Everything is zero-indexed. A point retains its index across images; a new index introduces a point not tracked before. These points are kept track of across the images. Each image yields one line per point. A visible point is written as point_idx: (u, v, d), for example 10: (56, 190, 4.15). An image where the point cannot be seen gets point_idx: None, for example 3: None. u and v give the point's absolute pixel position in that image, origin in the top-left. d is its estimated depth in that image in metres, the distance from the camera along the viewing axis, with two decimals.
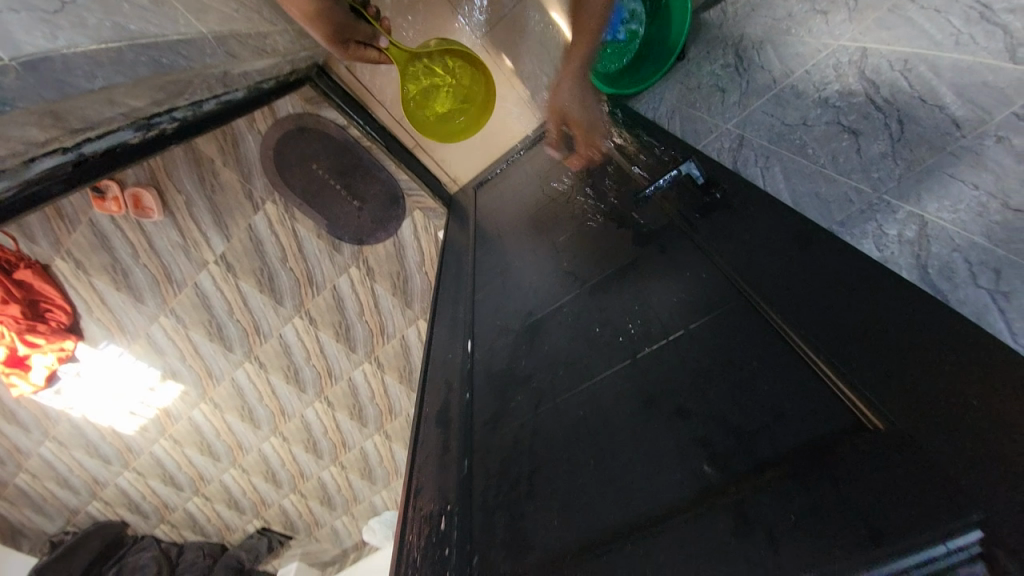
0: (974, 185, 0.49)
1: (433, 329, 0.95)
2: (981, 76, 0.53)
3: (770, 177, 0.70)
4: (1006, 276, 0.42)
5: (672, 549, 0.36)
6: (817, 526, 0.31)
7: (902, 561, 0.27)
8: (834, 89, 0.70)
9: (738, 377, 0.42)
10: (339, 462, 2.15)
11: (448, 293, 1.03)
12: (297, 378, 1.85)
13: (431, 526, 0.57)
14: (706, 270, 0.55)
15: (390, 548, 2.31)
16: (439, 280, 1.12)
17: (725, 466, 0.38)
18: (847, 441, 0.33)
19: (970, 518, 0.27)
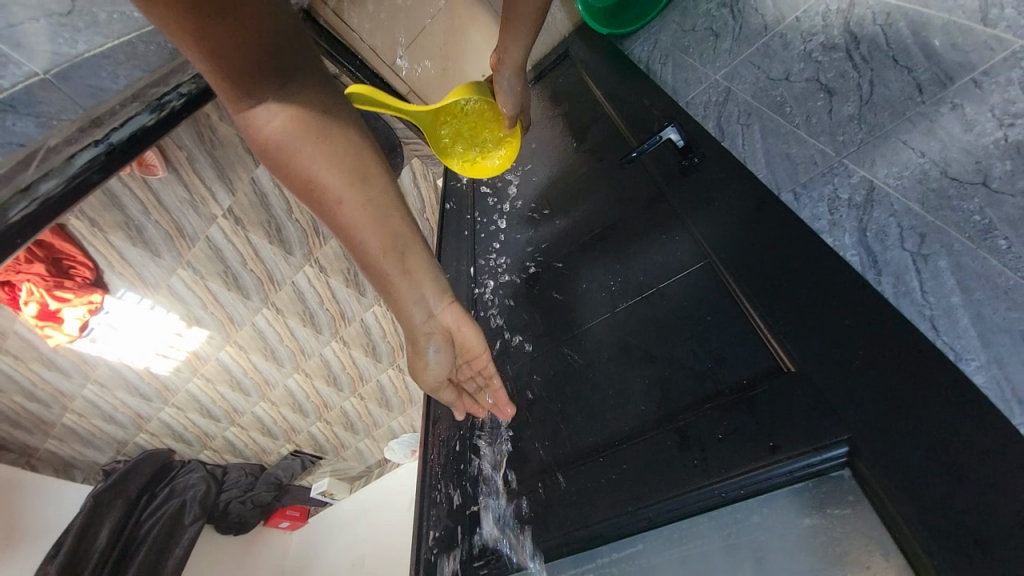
0: (921, 152, 0.54)
1: None
2: (951, 39, 0.57)
3: (746, 139, 0.74)
4: (928, 241, 0.49)
5: (633, 460, 0.48)
6: (734, 440, 0.41)
7: (789, 464, 0.38)
8: (819, 41, 0.73)
9: (695, 329, 0.51)
10: (359, 394, 2.36)
11: (451, 245, 1.09)
12: (313, 321, 1.97)
13: (446, 448, 0.70)
14: (680, 233, 0.62)
15: (409, 462, 2.61)
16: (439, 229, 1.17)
17: (679, 398, 0.48)
18: (768, 379, 0.43)
19: (840, 436, 0.36)
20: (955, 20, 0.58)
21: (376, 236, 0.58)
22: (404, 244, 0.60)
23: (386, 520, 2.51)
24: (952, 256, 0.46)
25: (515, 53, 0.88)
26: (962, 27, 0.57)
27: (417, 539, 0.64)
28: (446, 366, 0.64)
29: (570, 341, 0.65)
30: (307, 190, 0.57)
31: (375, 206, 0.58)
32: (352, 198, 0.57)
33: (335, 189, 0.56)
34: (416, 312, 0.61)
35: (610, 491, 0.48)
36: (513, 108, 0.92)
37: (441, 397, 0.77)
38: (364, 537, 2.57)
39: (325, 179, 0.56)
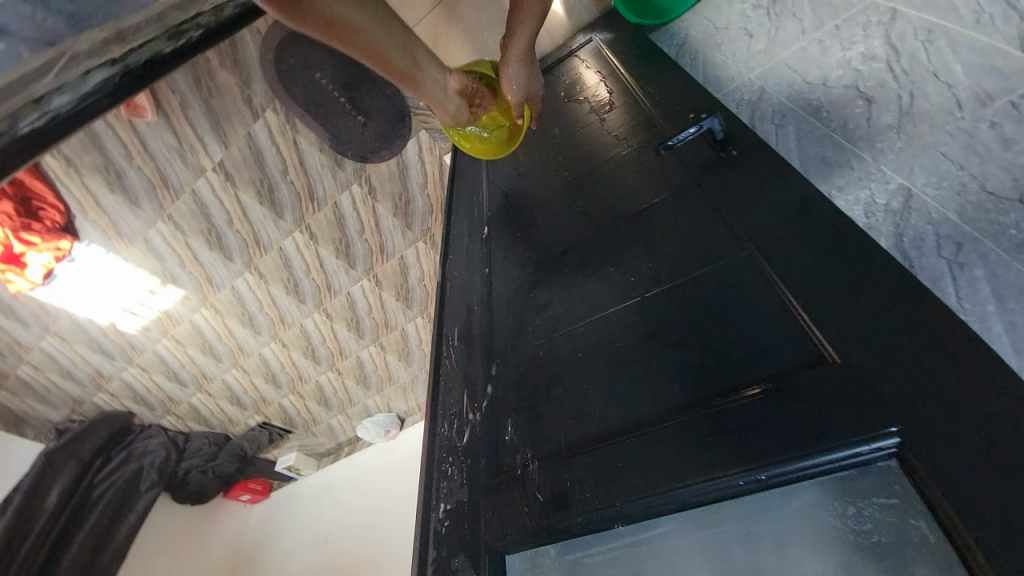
0: (960, 166, 0.55)
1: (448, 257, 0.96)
2: (993, 62, 0.56)
3: (782, 137, 0.75)
4: (965, 250, 0.49)
5: (670, 447, 0.47)
6: (777, 428, 0.42)
7: (834, 453, 0.38)
8: (858, 50, 0.73)
9: (733, 317, 0.51)
10: (336, 368, 2.30)
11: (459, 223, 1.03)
12: (297, 289, 1.91)
13: (456, 424, 0.68)
14: (715, 224, 0.61)
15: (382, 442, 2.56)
16: (450, 200, 1.12)
17: (715, 385, 0.48)
18: (813, 370, 0.43)
19: (890, 428, 0.37)
20: (995, 42, 0.57)
21: (386, 39, 0.75)
22: (392, 31, 0.76)
23: (355, 497, 2.47)
24: (988, 267, 0.47)
25: (518, 39, 0.90)
26: (1002, 51, 0.56)
27: (422, 508, 0.61)
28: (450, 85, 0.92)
29: (596, 323, 0.64)
30: (329, 25, 0.66)
31: (359, 6, 0.70)
32: (349, 14, 0.68)
33: (342, 13, 0.66)
34: (432, 93, 0.89)
35: (647, 474, 0.47)
36: (518, 97, 0.94)
37: (454, 370, 0.75)
38: (330, 512, 2.53)
39: (335, 10, 0.65)
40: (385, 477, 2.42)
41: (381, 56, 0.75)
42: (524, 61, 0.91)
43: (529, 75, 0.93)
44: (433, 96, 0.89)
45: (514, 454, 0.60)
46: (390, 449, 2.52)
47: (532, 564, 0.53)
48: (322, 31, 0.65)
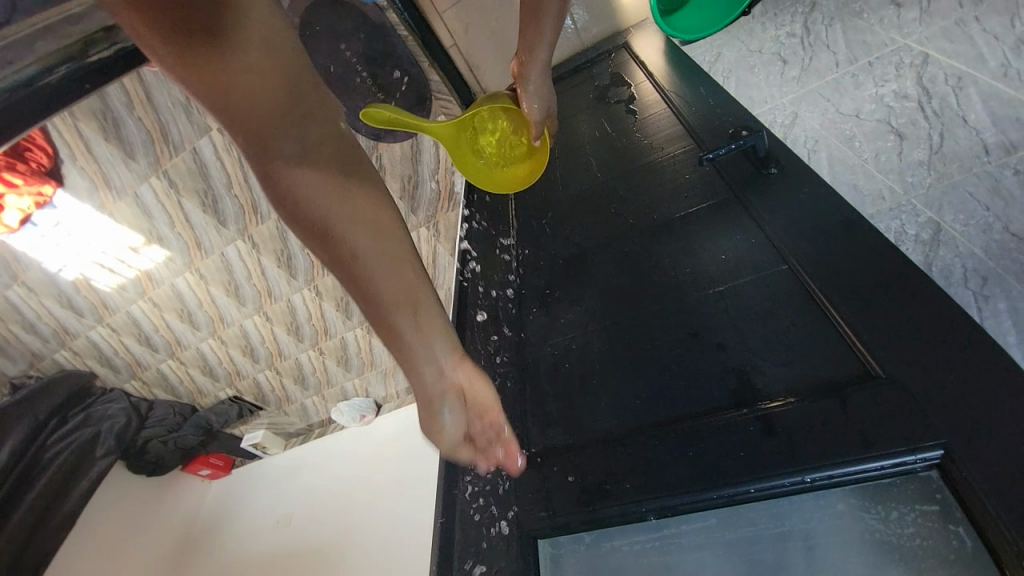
0: (986, 206, 0.59)
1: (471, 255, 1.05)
2: (1018, 113, 0.63)
3: (816, 160, 0.76)
4: (990, 283, 0.52)
5: (689, 450, 0.50)
6: (825, 433, 0.44)
7: (883, 459, 0.41)
8: (891, 88, 0.78)
9: (778, 325, 0.54)
10: (319, 348, 2.00)
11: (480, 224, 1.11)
12: (290, 264, 1.68)
13: None
14: (757, 236, 0.63)
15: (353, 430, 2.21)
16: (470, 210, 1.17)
17: (758, 389, 0.51)
18: (858, 382, 0.46)
19: (937, 440, 0.39)
20: (1019, 96, 0.65)
21: (380, 261, 0.50)
22: (395, 262, 0.51)
23: (302, 539, 1.92)
24: (1015, 302, 0.50)
25: (540, 55, 0.87)
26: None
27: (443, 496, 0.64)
28: (459, 425, 0.57)
29: (622, 327, 0.67)
30: (303, 214, 0.48)
31: (362, 213, 0.50)
32: (343, 219, 0.49)
33: (325, 211, 0.48)
34: (437, 379, 0.54)
35: (667, 471, 0.51)
36: (539, 116, 0.89)
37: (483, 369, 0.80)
38: (267, 551, 1.98)
39: (323, 208, 0.48)
40: (342, 511, 1.90)
41: (364, 288, 0.50)
42: (543, 76, 0.88)
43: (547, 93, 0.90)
44: (427, 391, 0.55)
45: (547, 440, 0.65)
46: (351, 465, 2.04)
47: (556, 550, 0.57)
48: (290, 219, 0.48)
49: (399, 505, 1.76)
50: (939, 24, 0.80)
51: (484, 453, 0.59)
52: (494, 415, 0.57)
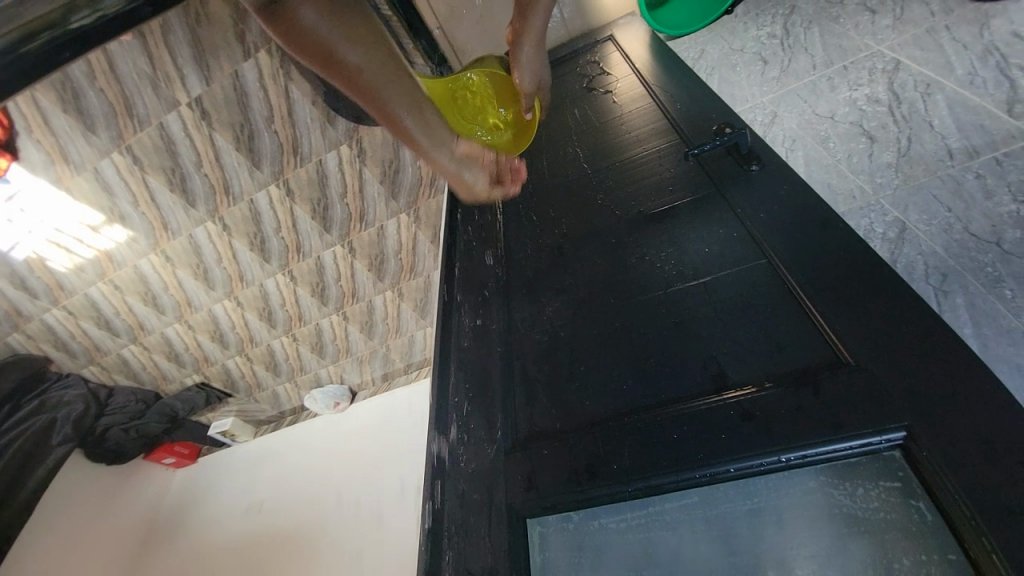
0: (948, 208, 0.63)
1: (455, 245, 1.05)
2: (981, 120, 0.68)
3: (794, 160, 0.80)
4: (948, 280, 0.56)
5: (672, 432, 0.53)
6: (799, 416, 0.47)
7: (852, 440, 0.44)
8: (864, 92, 0.82)
9: (757, 316, 0.57)
10: (292, 334, 1.96)
11: (464, 215, 1.11)
12: (262, 248, 1.63)
13: (470, 407, 0.73)
14: (739, 231, 0.66)
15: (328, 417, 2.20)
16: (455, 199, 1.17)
17: (737, 375, 0.54)
18: (829, 369, 0.49)
19: (901, 423, 0.43)
20: (983, 104, 0.69)
21: (384, 79, 0.61)
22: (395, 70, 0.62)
23: (270, 530, 1.88)
24: (970, 298, 0.54)
25: (534, 24, 0.89)
26: (988, 113, 0.68)
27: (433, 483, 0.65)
28: (479, 178, 0.80)
29: (608, 316, 0.69)
30: (319, 53, 0.55)
31: (365, 45, 0.58)
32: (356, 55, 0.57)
33: (336, 45, 0.55)
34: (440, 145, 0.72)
35: (651, 452, 0.53)
36: (531, 85, 0.94)
37: (470, 356, 0.81)
38: (234, 542, 1.93)
39: (338, 50, 0.56)
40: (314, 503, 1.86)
41: (380, 102, 0.63)
42: (536, 47, 0.91)
43: (539, 63, 0.94)
44: (446, 169, 0.76)
45: (535, 424, 0.66)
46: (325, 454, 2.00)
47: (542, 528, 0.58)
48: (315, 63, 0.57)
49: (372, 498, 1.73)
50: (910, 32, 0.84)
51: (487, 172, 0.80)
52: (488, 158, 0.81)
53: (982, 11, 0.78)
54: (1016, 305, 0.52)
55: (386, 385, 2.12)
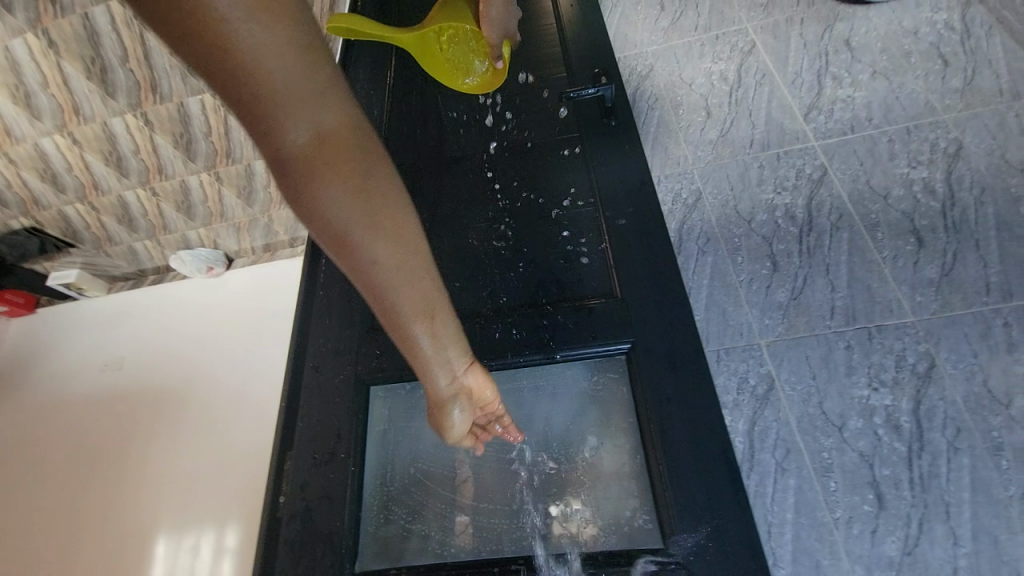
0: (731, 187, 0.80)
1: None
2: (785, 119, 0.84)
3: (647, 119, 0.92)
4: (708, 242, 0.77)
5: (491, 331, 0.70)
6: (573, 327, 0.68)
7: (599, 345, 0.66)
8: (719, 67, 0.94)
9: (573, 251, 0.74)
10: (151, 189, 1.45)
11: (358, 85, 1.04)
12: (104, 79, 1.13)
13: (333, 292, 0.79)
14: (585, 176, 0.79)
15: (197, 284, 1.77)
16: (345, 72, 1.06)
17: (547, 296, 0.72)
18: (603, 298, 0.69)
19: (627, 338, 0.65)
20: (792, 104, 0.85)
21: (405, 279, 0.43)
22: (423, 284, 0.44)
23: (134, 393, 1.64)
24: (714, 260, 0.75)
25: None
26: (792, 113, 0.84)
27: (293, 358, 0.74)
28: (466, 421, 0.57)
29: (468, 236, 0.80)
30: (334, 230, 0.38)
31: (382, 220, 0.39)
32: (371, 235, 0.39)
33: (360, 233, 0.39)
34: (440, 358, 0.50)
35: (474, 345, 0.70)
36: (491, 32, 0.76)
37: None
38: (90, 401, 1.64)
39: (343, 226, 0.38)
40: (141, 375, 1.66)
41: (394, 316, 0.44)
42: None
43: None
44: (441, 395, 0.53)
45: None
46: (187, 325, 1.73)
47: (389, 393, 0.71)
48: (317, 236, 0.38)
49: (269, 355, 1.63)
50: (774, 18, 0.95)
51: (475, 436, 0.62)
52: (492, 400, 0.57)
53: (835, 12, 0.92)
54: (740, 266, 0.73)
55: (269, 257, 1.79)
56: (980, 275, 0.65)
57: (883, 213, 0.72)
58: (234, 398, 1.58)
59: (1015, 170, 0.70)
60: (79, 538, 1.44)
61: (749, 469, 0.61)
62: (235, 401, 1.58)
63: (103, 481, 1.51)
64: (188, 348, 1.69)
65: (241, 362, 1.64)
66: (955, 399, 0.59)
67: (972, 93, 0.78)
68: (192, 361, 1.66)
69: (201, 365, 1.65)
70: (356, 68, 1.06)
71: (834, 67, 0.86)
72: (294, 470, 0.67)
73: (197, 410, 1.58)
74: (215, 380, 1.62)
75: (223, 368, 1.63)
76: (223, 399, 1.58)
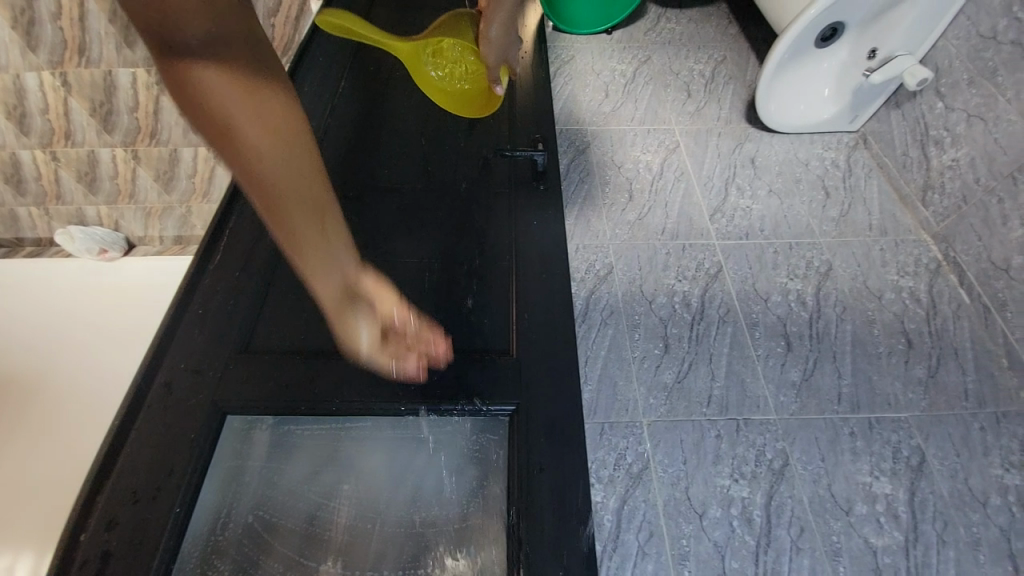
0: (640, 267, 0.85)
1: None
2: (693, 215, 0.92)
3: (575, 190, 0.96)
4: (611, 314, 0.80)
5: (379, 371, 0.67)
6: (463, 379, 0.66)
7: (485, 401, 0.65)
8: (647, 158, 1.02)
9: (479, 303, 0.74)
10: (50, 153, 1.34)
11: (302, 92, 1.01)
12: (27, 31, 1.11)
13: (217, 302, 0.72)
14: (506, 233, 0.81)
15: (78, 266, 1.51)
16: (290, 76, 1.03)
17: (444, 344, 0.70)
18: (499, 354, 0.69)
19: (514, 399, 0.65)
20: (701, 203, 0.94)
21: (300, 191, 0.48)
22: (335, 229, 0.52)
23: None
24: (613, 334, 0.78)
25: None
26: (702, 210, 0.93)
27: (142, 370, 0.65)
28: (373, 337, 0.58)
29: (377, 268, 0.78)
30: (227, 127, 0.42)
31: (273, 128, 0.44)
32: (256, 132, 0.43)
33: (245, 122, 0.42)
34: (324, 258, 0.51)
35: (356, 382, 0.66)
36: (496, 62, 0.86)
37: (237, 249, 0.78)
38: None
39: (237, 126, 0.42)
40: None
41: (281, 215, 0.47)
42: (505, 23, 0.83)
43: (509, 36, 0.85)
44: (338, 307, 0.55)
45: (274, 339, 0.70)
46: (55, 305, 1.46)
47: (247, 426, 0.64)
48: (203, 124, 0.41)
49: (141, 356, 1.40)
50: (697, 125, 1.07)
51: (398, 356, 0.61)
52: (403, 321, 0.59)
53: (747, 132, 1.06)
54: (635, 343, 0.76)
55: (177, 251, 1.56)
56: (834, 384, 0.72)
57: (762, 314, 0.79)
58: (87, 402, 1.34)
59: (872, 296, 0.81)
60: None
61: (613, 552, 0.60)
62: (88, 404, 1.33)
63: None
64: (47, 332, 1.42)
65: (107, 359, 1.40)
66: (802, 498, 0.64)
67: (846, 223, 0.90)
68: (51, 346, 1.41)
69: (59, 356, 1.39)
70: (305, 76, 1.04)
71: (738, 178, 0.98)
72: (105, 505, 0.57)
73: (39, 408, 1.33)
74: (70, 376, 1.37)
75: (85, 363, 1.39)
76: (76, 400, 1.34)
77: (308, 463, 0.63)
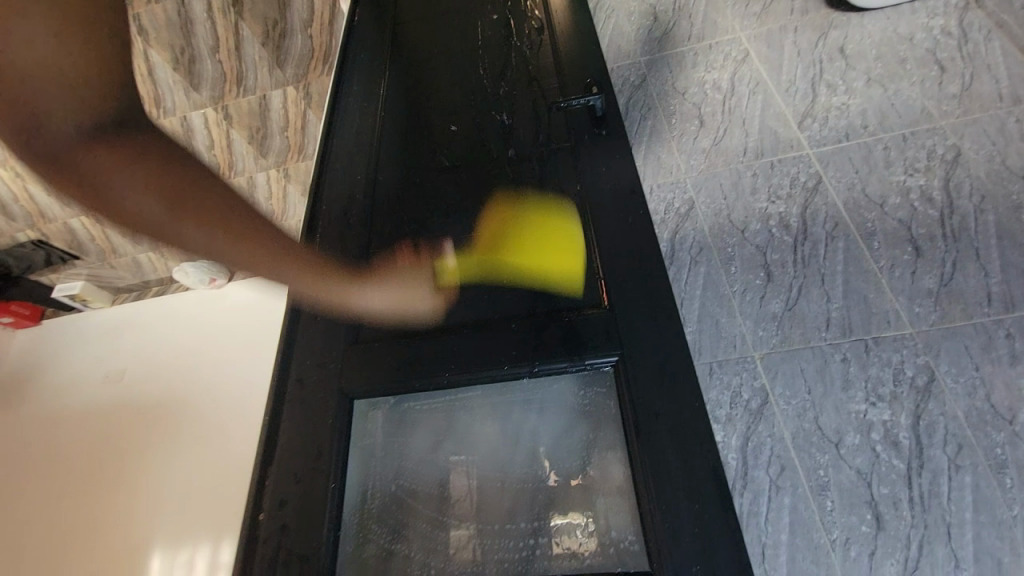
0: (725, 197, 0.79)
1: (335, 128, 1.00)
2: (778, 127, 0.83)
3: (639, 129, 0.91)
4: (701, 251, 0.75)
5: (478, 342, 0.69)
6: (561, 337, 0.67)
7: (588, 355, 0.64)
8: (712, 76, 0.93)
9: (562, 261, 0.73)
10: None
11: (353, 93, 1.04)
12: None
13: (323, 303, 0.79)
14: (575, 187, 0.79)
15: (197, 296, 1.74)
16: (339, 80, 1.07)
17: (535, 307, 0.70)
18: (592, 308, 0.68)
19: (616, 349, 0.64)
20: (787, 112, 0.84)
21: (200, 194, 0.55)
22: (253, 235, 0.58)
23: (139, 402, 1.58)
24: (706, 270, 0.73)
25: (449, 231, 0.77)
26: (787, 120, 0.83)
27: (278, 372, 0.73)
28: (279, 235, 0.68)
29: (455, 246, 0.79)
30: (70, 174, 0.45)
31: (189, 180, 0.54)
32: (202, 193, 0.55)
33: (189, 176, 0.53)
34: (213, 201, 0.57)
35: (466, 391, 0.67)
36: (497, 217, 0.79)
37: (330, 252, 0.84)
38: (97, 411, 1.59)
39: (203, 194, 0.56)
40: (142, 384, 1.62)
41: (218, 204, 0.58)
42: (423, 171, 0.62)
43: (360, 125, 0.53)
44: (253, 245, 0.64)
45: (378, 328, 0.75)
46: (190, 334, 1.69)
47: (372, 407, 0.70)
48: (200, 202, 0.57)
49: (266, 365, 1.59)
50: (768, 26, 0.95)
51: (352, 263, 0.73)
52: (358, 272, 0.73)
53: (829, 18, 0.92)
54: (733, 277, 0.71)
55: None
56: (981, 285, 0.63)
57: (879, 221, 0.70)
58: (237, 406, 1.54)
59: (1015, 176, 0.68)
60: (66, 566, 1.37)
61: (743, 489, 0.59)
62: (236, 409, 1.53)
63: (96, 504, 1.45)
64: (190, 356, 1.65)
65: (240, 371, 1.60)
66: (956, 414, 0.57)
67: (970, 98, 0.76)
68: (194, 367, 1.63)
69: (202, 375, 1.61)
70: (352, 77, 1.07)
71: (826, 73, 0.86)
72: (274, 489, 0.66)
73: (195, 421, 1.53)
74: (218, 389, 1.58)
75: (225, 376, 1.60)
76: (221, 413, 1.54)
77: (430, 434, 0.68)
